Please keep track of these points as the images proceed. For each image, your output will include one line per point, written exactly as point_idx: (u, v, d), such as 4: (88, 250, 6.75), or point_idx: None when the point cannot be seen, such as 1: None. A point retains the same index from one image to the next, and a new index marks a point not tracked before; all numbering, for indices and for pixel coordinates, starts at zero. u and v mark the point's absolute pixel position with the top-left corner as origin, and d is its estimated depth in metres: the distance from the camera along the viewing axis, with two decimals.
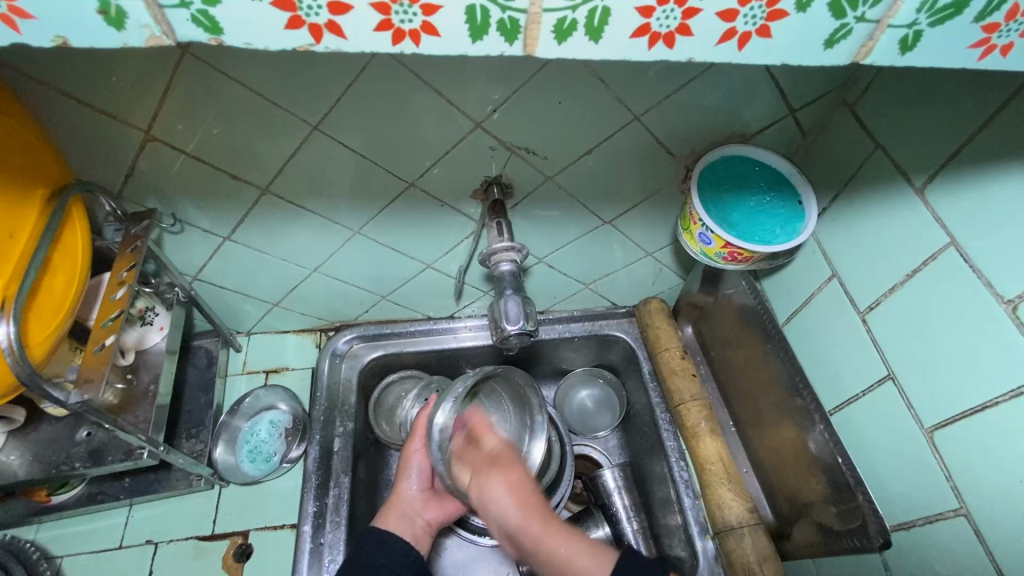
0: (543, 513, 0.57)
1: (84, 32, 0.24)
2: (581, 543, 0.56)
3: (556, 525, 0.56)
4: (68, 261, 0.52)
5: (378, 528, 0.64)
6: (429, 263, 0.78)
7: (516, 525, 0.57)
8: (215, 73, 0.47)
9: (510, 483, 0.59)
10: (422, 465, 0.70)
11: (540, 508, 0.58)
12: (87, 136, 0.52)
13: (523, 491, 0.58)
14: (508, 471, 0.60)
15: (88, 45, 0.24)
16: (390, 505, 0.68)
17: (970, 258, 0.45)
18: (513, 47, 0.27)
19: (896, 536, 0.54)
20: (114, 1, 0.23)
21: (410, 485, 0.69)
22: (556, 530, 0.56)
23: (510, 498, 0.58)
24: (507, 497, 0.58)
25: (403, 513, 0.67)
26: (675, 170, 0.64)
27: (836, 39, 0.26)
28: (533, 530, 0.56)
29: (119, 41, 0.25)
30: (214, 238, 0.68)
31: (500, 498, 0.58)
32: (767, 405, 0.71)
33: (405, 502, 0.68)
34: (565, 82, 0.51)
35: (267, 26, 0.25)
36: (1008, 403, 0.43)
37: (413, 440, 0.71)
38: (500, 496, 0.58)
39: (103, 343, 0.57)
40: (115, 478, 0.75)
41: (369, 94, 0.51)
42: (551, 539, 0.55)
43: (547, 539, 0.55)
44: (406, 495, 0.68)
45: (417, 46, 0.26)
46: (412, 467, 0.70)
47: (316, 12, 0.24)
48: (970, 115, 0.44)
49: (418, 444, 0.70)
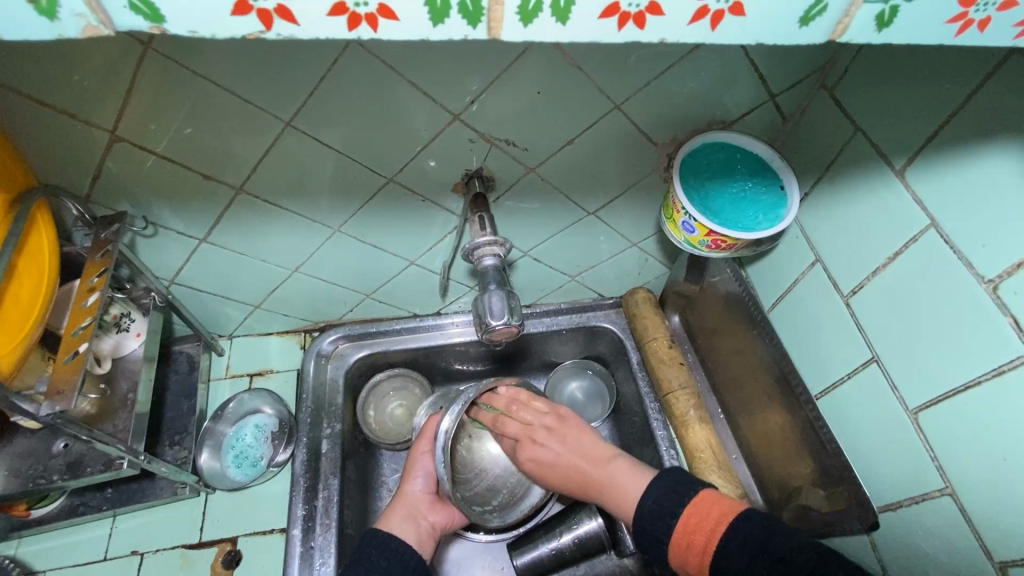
0: (590, 444, 0.63)
1: (13, 24, 0.23)
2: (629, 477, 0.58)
3: (606, 464, 0.60)
4: (34, 267, 0.51)
5: (382, 530, 0.63)
6: (413, 260, 0.77)
7: (573, 465, 0.62)
8: (181, 69, 0.46)
9: (568, 438, 0.64)
10: (427, 467, 0.69)
11: (595, 447, 0.63)
12: (51, 137, 0.50)
13: (569, 436, 0.64)
14: (563, 424, 0.65)
15: (20, 37, 0.23)
16: (393, 505, 0.67)
17: (950, 240, 0.45)
18: (477, 30, 0.26)
19: (884, 517, 0.54)
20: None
21: (416, 486, 0.68)
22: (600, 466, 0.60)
23: (557, 445, 0.64)
24: (560, 442, 0.64)
25: (408, 513, 0.66)
26: (657, 158, 0.64)
27: (812, 16, 0.26)
28: (579, 463, 0.62)
29: (52, 32, 0.23)
30: (189, 240, 0.66)
31: (554, 451, 0.63)
32: (755, 390, 0.71)
33: (408, 502, 0.67)
34: (545, 71, 0.50)
35: (211, 12, 0.24)
36: (991, 382, 0.43)
37: (421, 441, 0.71)
38: (577, 440, 0.64)
39: (75, 351, 0.55)
40: (97, 489, 0.73)
41: (343, 87, 0.50)
42: (602, 475, 0.60)
43: (596, 475, 0.60)
44: (413, 493, 0.68)
45: (374, 32, 0.25)
46: (420, 467, 0.69)
47: None
48: (948, 97, 0.44)
49: (426, 446, 0.70)
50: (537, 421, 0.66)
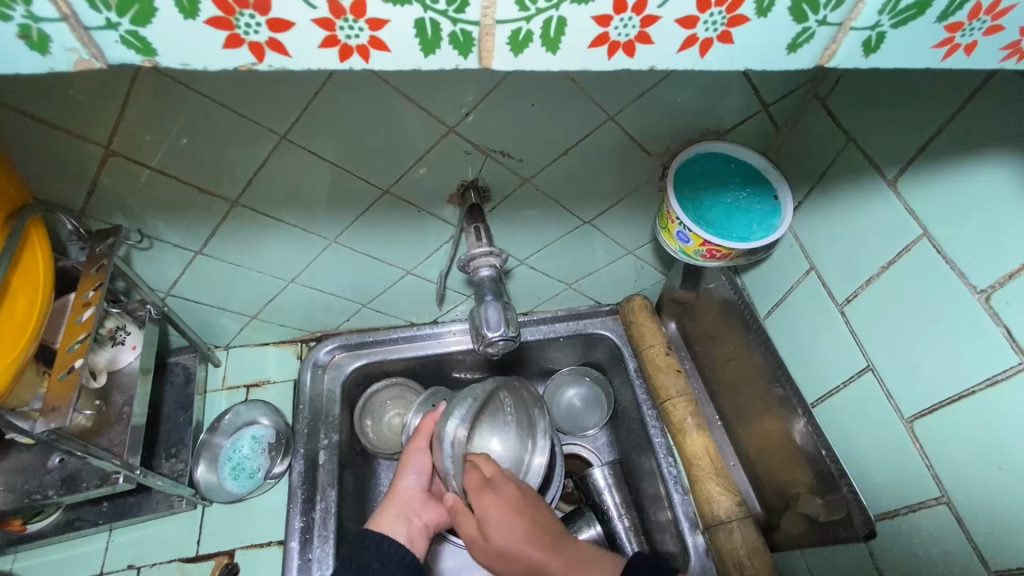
0: (541, 531, 0.58)
1: (4, 57, 0.23)
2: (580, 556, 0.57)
3: (563, 550, 0.57)
4: (28, 284, 0.50)
5: (373, 531, 0.63)
6: (409, 269, 0.77)
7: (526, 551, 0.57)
8: (177, 84, 0.46)
9: (500, 504, 0.59)
10: (423, 464, 0.69)
11: (542, 526, 0.59)
12: (46, 153, 0.50)
13: (523, 510, 0.59)
14: (502, 490, 0.60)
15: (10, 70, 0.23)
16: (386, 503, 0.67)
17: (943, 250, 0.45)
18: (467, 60, 0.26)
19: (881, 526, 0.54)
20: (33, 26, 0.22)
21: (410, 482, 0.68)
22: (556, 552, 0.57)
23: (510, 522, 0.58)
24: (512, 529, 0.58)
25: (400, 511, 0.66)
26: (652, 168, 0.64)
27: (799, 44, 0.26)
28: (535, 557, 0.56)
29: (43, 66, 0.23)
30: (185, 252, 0.66)
31: (503, 535, 0.58)
32: (752, 397, 0.71)
33: (402, 500, 0.67)
34: (539, 84, 0.51)
35: (203, 46, 0.24)
36: (986, 392, 0.43)
37: (417, 439, 0.71)
38: (505, 534, 0.58)
39: (70, 367, 0.54)
40: (93, 503, 0.73)
41: (338, 101, 0.50)
42: (552, 563, 0.56)
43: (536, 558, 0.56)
44: (404, 492, 0.67)
45: (365, 63, 0.26)
46: (414, 464, 0.69)
47: (255, 30, 0.23)
48: (938, 108, 0.44)
49: (422, 443, 0.70)
50: (472, 505, 0.60)
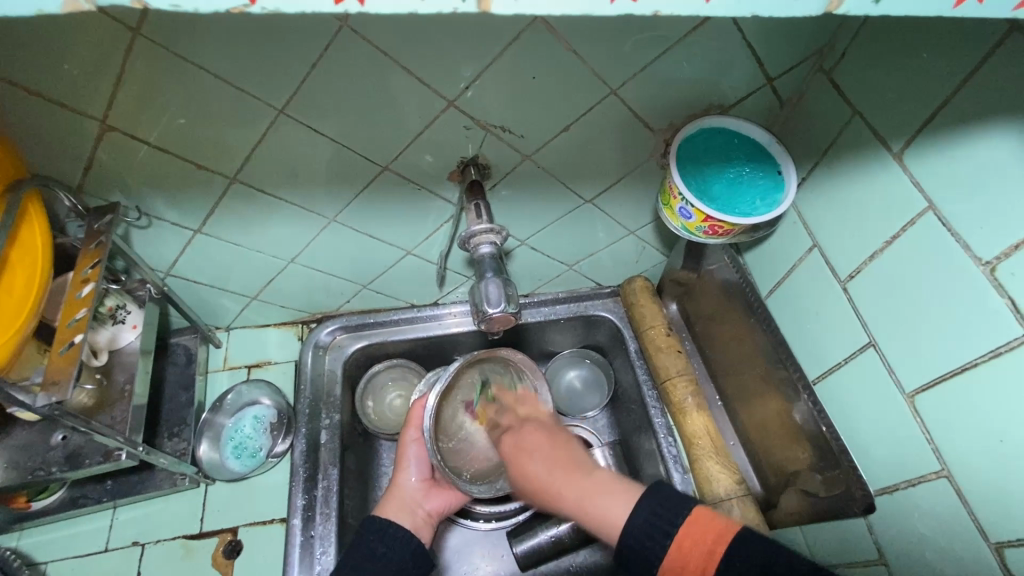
0: (565, 459, 0.56)
1: None
2: (600, 484, 0.52)
3: (582, 473, 0.54)
4: (26, 260, 0.50)
5: (380, 517, 0.63)
6: (409, 249, 0.76)
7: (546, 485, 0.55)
8: (171, 56, 0.45)
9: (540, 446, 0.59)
10: (418, 455, 0.69)
11: (574, 458, 0.57)
12: (39, 127, 0.49)
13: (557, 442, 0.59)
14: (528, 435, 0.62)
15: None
16: (387, 496, 0.67)
17: (948, 222, 0.45)
18: (466, 3, 0.25)
19: (880, 500, 0.55)
20: None
21: (410, 476, 0.68)
22: (578, 478, 0.53)
23: (537, 450, 0.59)
24: (542, 460, 0.57)
25: (404, 503, 0.66)
26: (654, 144, 0.63)
27: None
28: (553, 480, 0.55)
29: (31, 7, 0.23)
30: (184, 231, 0.65)
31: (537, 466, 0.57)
32: (752, 377, 0.71)
33: (405, 494, 0.67)
34: (540, 55, 0.50)
35: None
36: (988, 363, 0.43)
37: (409, 430, 0.70)
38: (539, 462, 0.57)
39: (70, 342, 0.55)
40: (97, 481, 0.73)
41: (335, 73, 0.49)
42: (573, 490, 0.53)
43: (568, 491, 0.53)
44: (405, 483, 0.67)
45: (361, 5, 0.25)
46: (410, 456, 0.69)
47: None
48: (948, 79, 0.44)
49: (415, 434, 0.69)
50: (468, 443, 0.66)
